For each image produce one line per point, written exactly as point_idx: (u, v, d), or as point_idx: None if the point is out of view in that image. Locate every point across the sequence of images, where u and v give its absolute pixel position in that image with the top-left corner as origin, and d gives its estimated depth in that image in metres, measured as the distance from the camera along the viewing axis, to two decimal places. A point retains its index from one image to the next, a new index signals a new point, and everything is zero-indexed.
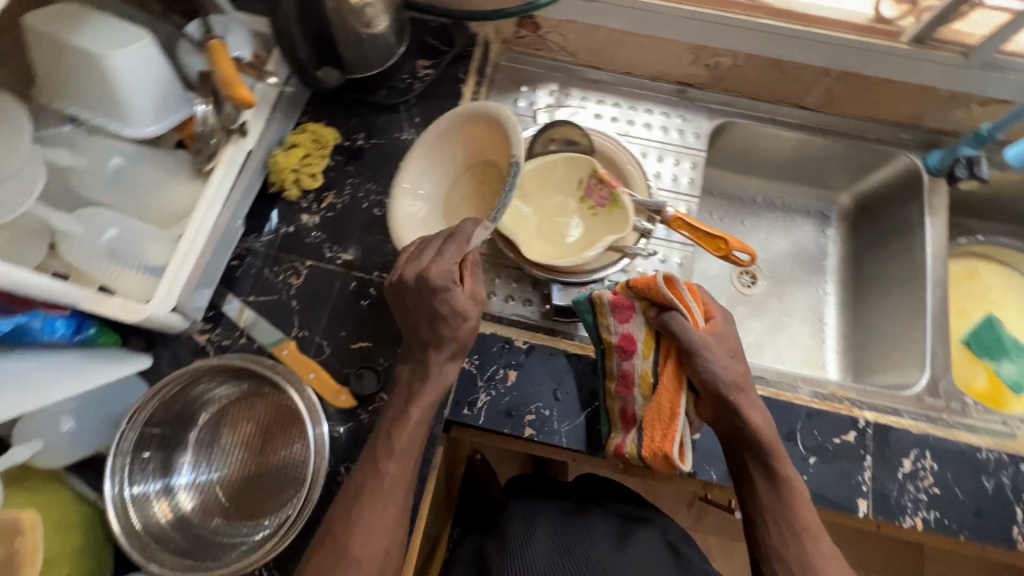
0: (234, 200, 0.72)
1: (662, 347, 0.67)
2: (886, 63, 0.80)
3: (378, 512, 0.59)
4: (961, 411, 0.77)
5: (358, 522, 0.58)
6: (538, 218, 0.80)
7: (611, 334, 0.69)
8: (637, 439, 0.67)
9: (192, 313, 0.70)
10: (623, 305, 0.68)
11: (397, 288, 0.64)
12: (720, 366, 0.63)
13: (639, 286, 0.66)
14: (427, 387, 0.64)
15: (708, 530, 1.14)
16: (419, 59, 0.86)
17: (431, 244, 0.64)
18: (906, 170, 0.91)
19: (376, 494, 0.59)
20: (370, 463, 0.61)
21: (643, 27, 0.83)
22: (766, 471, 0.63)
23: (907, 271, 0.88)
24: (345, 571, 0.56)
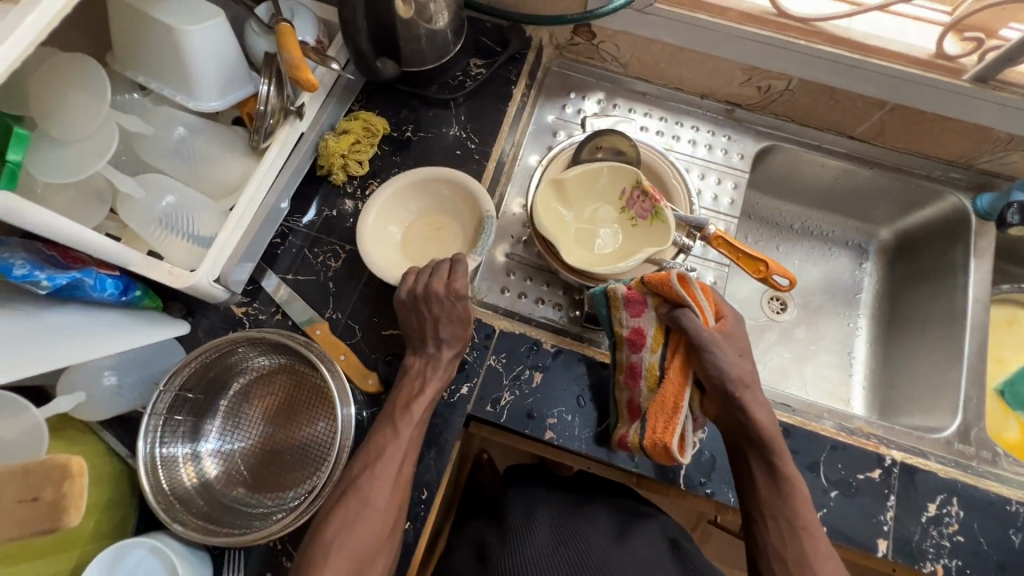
0: (284, 179, 0.74)
1: (672, 342, 0.64)
2: (945, 100, 0.78)
3: (394, 473, 0.60)
4: (991, 460, 0.76)
5: (368, 476, 0.59)
6: (572, 224, 0.80)
7: (623, 327, 0.68)
8: (640, 429, 0.64)
9: (233, 285, 0.72)
10: (636, 300, 0.66)
11: (412, 302, 0.67)
12: (726, 362, 0.60)
13: (652, 281, 0.63)
14: (435, 376, 0.67)
15: (710, 554, 1.13)
16: (472, 57, 0.87)
17: (441, 265, 0.69)
18: (953, 211, 0.89)
19: (393, 452, 0.61)
20: (388, 426, 0.63)
21: (698, 44, 0.82)
22: (769, 469, 0.61)
23: (947, 312, 0.86)
24: (357, 521, 0.56)
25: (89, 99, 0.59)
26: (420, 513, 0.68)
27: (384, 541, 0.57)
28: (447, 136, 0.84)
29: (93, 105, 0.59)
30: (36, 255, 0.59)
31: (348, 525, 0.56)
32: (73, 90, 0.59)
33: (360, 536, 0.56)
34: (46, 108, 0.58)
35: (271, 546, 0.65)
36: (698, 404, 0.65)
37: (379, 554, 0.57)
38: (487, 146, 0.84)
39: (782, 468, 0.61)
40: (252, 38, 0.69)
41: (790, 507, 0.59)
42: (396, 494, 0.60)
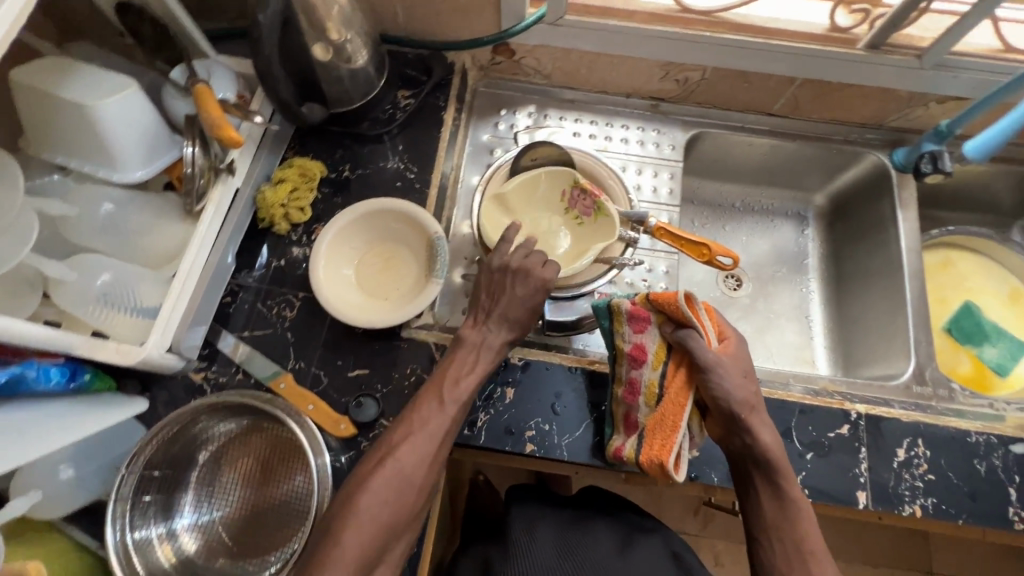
0: (226, 237, 0.74)
1: (673, 360, 0.67)
2: (846, 70, 0.83)
3: (432, 450, 0.60)
4: (949, 396, 0.79)
5: (404, 453, 0.58)
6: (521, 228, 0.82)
7: (625, 342, 0.69)
8: (637, 443, 0.67)
9: (187, 351, 0.70)
10: (640, 316, 0.67)
11: (500, 270, 0.70)
12: (732, 386, 0.63)
13: (659, 299, 0.65)
14: (487, 357, 0.68)
15: (715, 536, 1.15)
16: (399, 89, 0.89)
17: (536, 248, 0.72)
18: (875, 168, 0.94)
19: (438, 426, 0.61)
20: (436, 399, 0.63)
21: (612, 48, 0.86)
22: (776, 492, 0.62)
23: (886, 264, 0.91)
24: (391, 489, 0.56)
25: (5, 188, 0.57)
26: (414, 551, 0.67)
27: (412, 518, 0.57)
28: (385, 169, 0.85)
29: (9, 194, 0.57)
30: None
31: (383, 498, 0.55)
32: None
33: (391, 509, 0.55)
34: None
35: None
36: (697, 424, 0.68)
37: (406, 530, 0.57)
38: (427, 174, 0.84)
39: (790, 491, 0.61)
40: (169, 99, 0.69)
41: (798, 525, 0.59)
42: (432, 472, 0.59)
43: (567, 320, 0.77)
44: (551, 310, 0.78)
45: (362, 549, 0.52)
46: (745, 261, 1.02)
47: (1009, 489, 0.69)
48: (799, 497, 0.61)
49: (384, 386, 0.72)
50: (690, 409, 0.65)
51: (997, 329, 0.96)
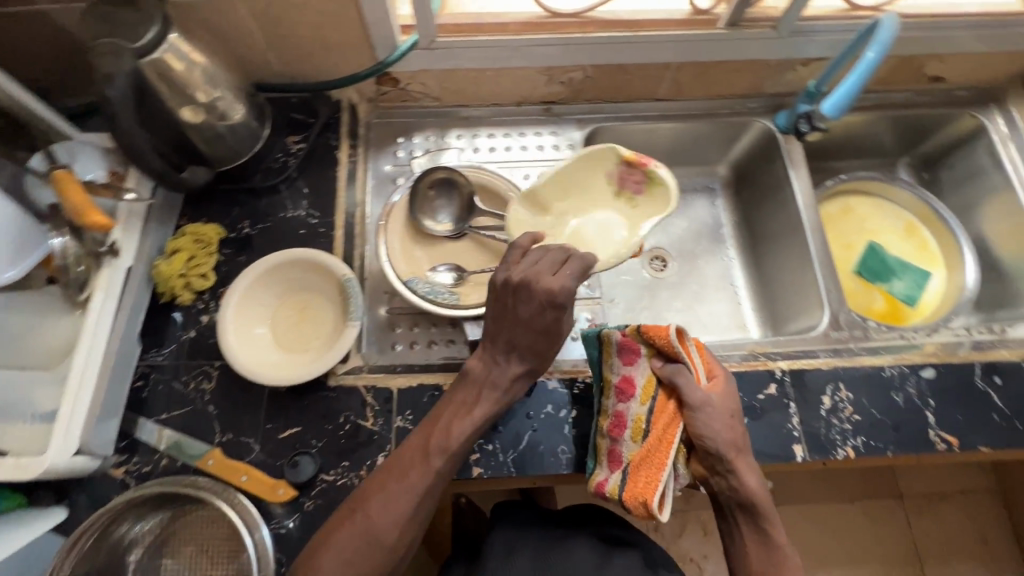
0: (125, 322, 0.70)
1: (660, 395, 0.68)
2: (713, 48, 0.87)
3: (408, 508, 0.60)
4: (863, 336, 0.84)
5: (378, 512, 0.60)
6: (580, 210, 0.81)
7: (613, 373, 0.70)
8: (621, 479, 0.67)
9: (100, 448, 0.66)
10: (630, 348, 0.68)
11: (505, 290, 0.65)
12: (721, 429, 0.64)
13: (650, 332, 0.67)
14: (491, 397, 0.66)
15: (699, 507, 1.18)
16: (288, 135, 0.87)
17: (549, 258, 0.65)
18: (763, 134, 0.99)
19: (415, 481, 0.61)
20: (421, 454, 0.63)
21: (492, 62, 0.87)
22: (760, 534, 0.64)
23: (789, 222, 0.96)
24: (361, 545, 0.59)
25: None
26: None
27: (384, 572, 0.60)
28: (287, 218, 0.83)
29: None
30: None
31: (347, 557, 0.58)
32: None
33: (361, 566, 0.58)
34: None
35: None
36: (684, 464, 0.67)
37: None
38: (331, 216, 0.83)
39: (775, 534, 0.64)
40: (34, 191, 0.66)
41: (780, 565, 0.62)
42: (407, 531, 0.60)
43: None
44: (474, 329, 0.75)
45: None
46: (666, 242, 1.05)
47: (926, 413, 0.74)
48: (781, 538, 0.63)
49: (319, 440, 0.71)
50: (678, 446, 0.65)
51: (901, 263, 1.03)
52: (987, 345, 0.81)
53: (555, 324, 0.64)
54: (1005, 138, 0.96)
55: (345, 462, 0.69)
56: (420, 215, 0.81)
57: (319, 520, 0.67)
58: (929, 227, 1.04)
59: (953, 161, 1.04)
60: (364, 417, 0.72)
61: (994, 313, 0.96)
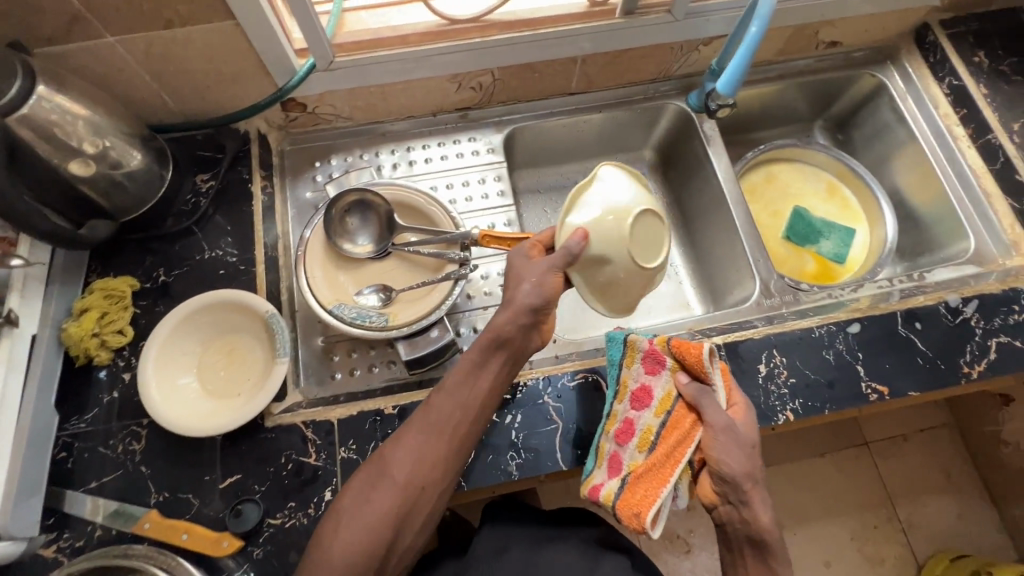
0: (35, 393, 0.67)
1: (676, 411, 0.66)
2: (613, 38, 0.88)
3: (417, 445, 0.61)
4: (794, 301, 0.86)
5: (390, 452, 0.62)
6: (648, 227, 0.68)
7: (632, 380, 0.70)
8: (618, 487, 0.67)
9: (23, 531, 0.63)
10: (655, 358, 0.68)
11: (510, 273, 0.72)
12: (742, 458, 0.61)
13: (680, 347, 0.66)
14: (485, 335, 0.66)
15: None
16: (196, 174, 0.84)
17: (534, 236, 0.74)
18: (678, 115, 1.01)
19: (419, 423, 0.63)
20: (425, 401, 0.65)
21: (397, 76, 0.86)
22: (767, 568, 0.61)
23: (714, 198, 0.98)
24: (376, 486, 0.60)
25: None
26: None
27: (402, 513, 0.59)
28: (205, 260, 0.80)
29: None
30: None
31: (365, 497, 0.59)
32: None
33: (378, 508, 0.58)
34: None
35: None
36: (687, 486, 0.65)
37: (400, 527, 0.59)
38: (251, 252, 0.81)
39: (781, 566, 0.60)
40: None
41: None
42: (420, 470, 0.61)
43: (427, 352, 0.73)
44: (406, 348, 0.74)
45: (344, 547, 0.57)
46: None
47: (857, 367, 0.76)
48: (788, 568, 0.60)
49: (261, 484, 0.68)
50: (686, 466, 0.64)
51: (826, 222, 1.06)
52: (909, 293, 0.84)
53: (511, 270, 0.68)
54: (903, 93, 1.01)
55: (291, 502, 0.67)
56: (339, 240, 0.79)
57: (272, 566, 0.65)
58: (848, 185, 1.08)
59: (862, 120, 1.08)
60: (307, 453, 0.70)
61: (917, 259, 1.00)
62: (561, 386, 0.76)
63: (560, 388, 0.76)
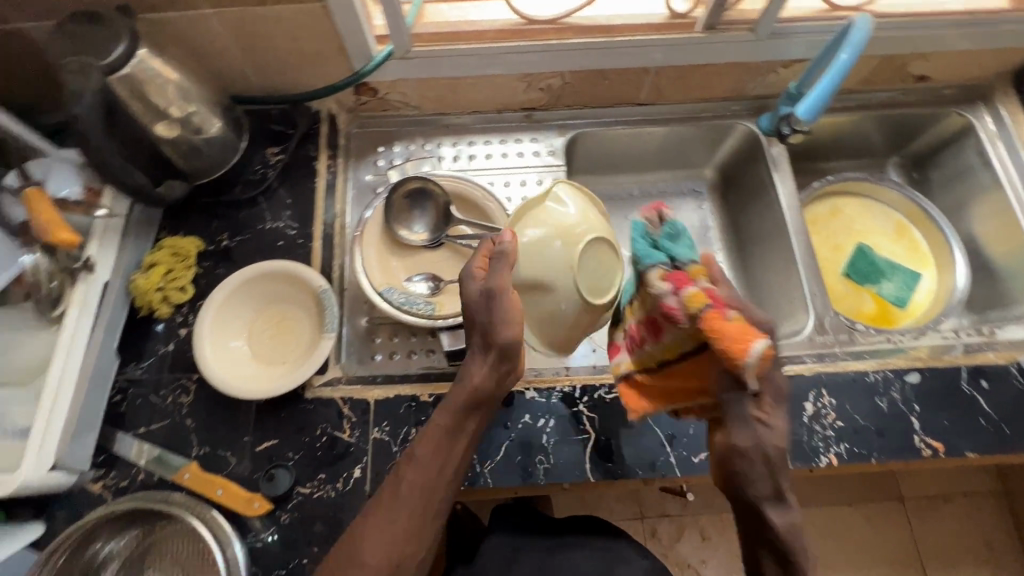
0: (102, 337, 0.70)
1: (688, 364, 0.55)
2: (691, 52, 0.86)
3: (388, 528, 0.54)
4: (849, 340, 0.82)
5: (361, 532, 0.54)
6: (598, 260, 0.64)
7: (649, 306, 0.55)
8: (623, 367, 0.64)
9: (77, 464, 0.67)
10: (675, 317, 0.50)
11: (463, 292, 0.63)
12: (764, 478, 0.49)
13: (715, 332, 0.47)
14: (461, 394, 0.58)
15: (698, 511, 1.17)
16: (267, 147, 0.87)
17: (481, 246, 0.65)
18: (746, 136, 0.99)
19: (389, 499, 0.55)
20: (394, 473, 0.58)
21: (469, 71, 0.86)
22: None
23: (774, 225, 0.95)
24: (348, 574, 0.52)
25: None
26: None
27: None
28: (267, 230, 0.83)
29: None
30: None
31: None
32: None
33: None
34: None
35: None
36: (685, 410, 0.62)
37: None
38: (309, 227, 0.83)
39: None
40: (8, 208, 0.67)
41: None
42: (396, 557, 0.53)
43: None
44: (449, 339, 0.75)
45: None
46: None
47: (911, 418, 0.73)
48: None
49: (295, 452, 0.70)
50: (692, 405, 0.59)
51: (890, 264, 1.01)
52: (975, 348, 0.79)
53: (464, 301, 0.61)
54: (993, 136, 0.95)
55: (321, 474, 0.69)
56: (396, 227, 0.81)
57: (296, 533, 0.67)
58: (919, 227, 1.03)
59: (943, 161, 1.02)
60: (341, 429, 0.71)
61: (986, 314, 0.95)
62: (597, 397, 0.75)
63: (596, 399, 0.75)
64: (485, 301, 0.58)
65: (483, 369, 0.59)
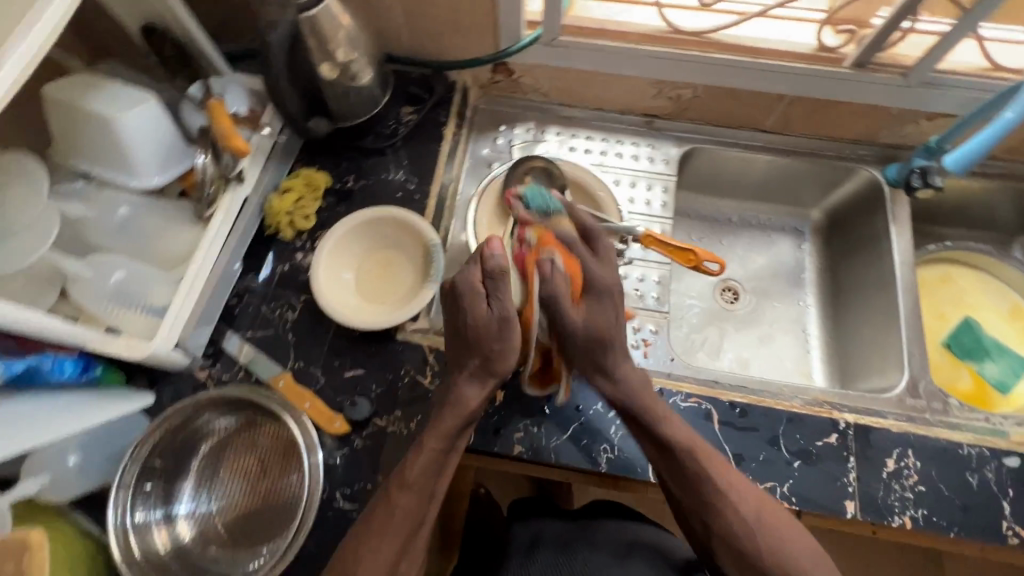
0: (233, 243, 0.78)
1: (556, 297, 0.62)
2: (833, 87, 0.85)
3: (380, 546, 0.59)
4: (943, 410, 0.79)
5: (358, 549, 0.59)
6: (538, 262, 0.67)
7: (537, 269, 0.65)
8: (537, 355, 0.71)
9: (193, 349, 0.74)
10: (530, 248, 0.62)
11: (450, 292, 0.62)
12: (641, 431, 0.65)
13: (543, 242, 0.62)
14: (455, 414, 0.62)
15: None
16: (403, 106, 0.93)
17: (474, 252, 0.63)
18: (868, 184, 0.96)
19: (381, 516, 0.60)
20: (383, 495, 0.62)
21: (607, 67, 0.89)
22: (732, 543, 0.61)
23: (881, 278, 0.92)
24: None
25: (30, 187, 0.59)
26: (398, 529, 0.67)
27: None
28: (387, 180, 0.88)
29: (31, 194, 0.58)
30: None
31: None
32: (10, 181, 0.59)
33: None
34: None
35: None
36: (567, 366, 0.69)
37: None
38: (426, 185, 0.88)
39: (744, 510, 0.61)
40: (186, 113, 0.74)
41: (774, 546, 0.59)
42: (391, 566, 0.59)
43: None
44: None
45: None
46: (742, 275, 1.03)
47: (1003, 502, 0.69)
48: (761, 512, 0.60)
49: (378, 386, 0.75)
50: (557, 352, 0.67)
51: (998, 344, 0.95)
52: None
53: (456, 295, 0.61)
54: None
55: (398, 411, 0.73)
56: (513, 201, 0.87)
57: (366, 459, 0.71)
58: None
59: None
60: (423, 374, 0.75)
61: None
62: (672, 403, 0.74)
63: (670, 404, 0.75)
64: (496, 326, 0.59)
65: (479, 394, 0.63)
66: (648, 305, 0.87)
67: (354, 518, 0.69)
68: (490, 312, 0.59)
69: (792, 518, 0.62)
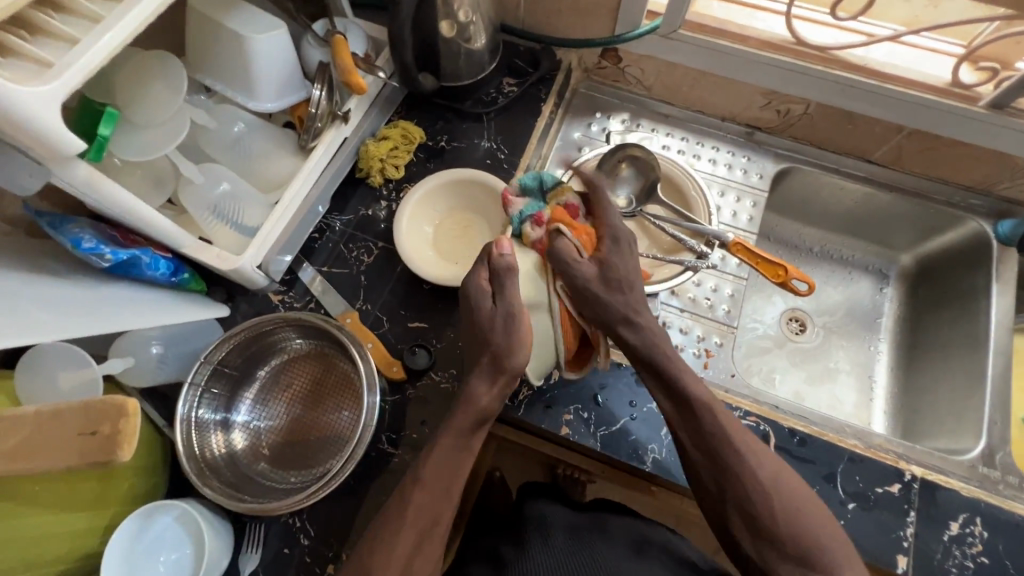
0: (327, 179, 0.80)
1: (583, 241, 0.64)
2: (961, 126, 0.80)
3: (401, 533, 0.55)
4: (1019, 486, 0.74)
5: (377, 538, 0.55)
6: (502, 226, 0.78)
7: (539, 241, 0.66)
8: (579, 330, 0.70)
9: (274, 274, 0.76)
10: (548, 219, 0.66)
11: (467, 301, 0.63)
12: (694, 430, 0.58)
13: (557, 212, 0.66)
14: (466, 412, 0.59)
15: None
16: (505, 77, 0.93)
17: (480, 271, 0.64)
18: (974, 236, 0.90)
19: (395, 511, 0.56)
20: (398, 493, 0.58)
21: (720, 69, 0.87)
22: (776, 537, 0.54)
23: (970, 336, 0.86)
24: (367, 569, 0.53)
25: (167, 89, 0.63)
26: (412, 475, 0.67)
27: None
28: (478, 146, 0.89)
29: (169, 97, 0.63)
30: (102, 233, 0.65)
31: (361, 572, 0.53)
32: (152, 80, 0.63)
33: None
34: (128, 95, 0.62)
35: (288, 523, 0.69)
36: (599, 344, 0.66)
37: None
38: (516, 157, 0.89)
39: (778, 500, 0.54)
40: (307, 50, 0.76)
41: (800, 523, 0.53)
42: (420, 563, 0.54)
43: None
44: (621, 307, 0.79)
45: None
46: (815, 306, 0.98)
47: None
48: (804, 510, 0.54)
49: (439, 342, 0.76)
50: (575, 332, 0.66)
51: None
52: None
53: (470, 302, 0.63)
54: None
55: (453, 369, 0.74)
56: (603, 183, 0.90)
57: (414, 409, 0.73)
58: None
59: None
60: None
61: None
62: None
63: (726, 417, 0.72)
64: (504, 323, 0.60)
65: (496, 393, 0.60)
66: (717, 316, 0.85)
67: (394, 462, 0.71)
68: (494, 308, 0.61)
69: (831, 520, 0.55)
